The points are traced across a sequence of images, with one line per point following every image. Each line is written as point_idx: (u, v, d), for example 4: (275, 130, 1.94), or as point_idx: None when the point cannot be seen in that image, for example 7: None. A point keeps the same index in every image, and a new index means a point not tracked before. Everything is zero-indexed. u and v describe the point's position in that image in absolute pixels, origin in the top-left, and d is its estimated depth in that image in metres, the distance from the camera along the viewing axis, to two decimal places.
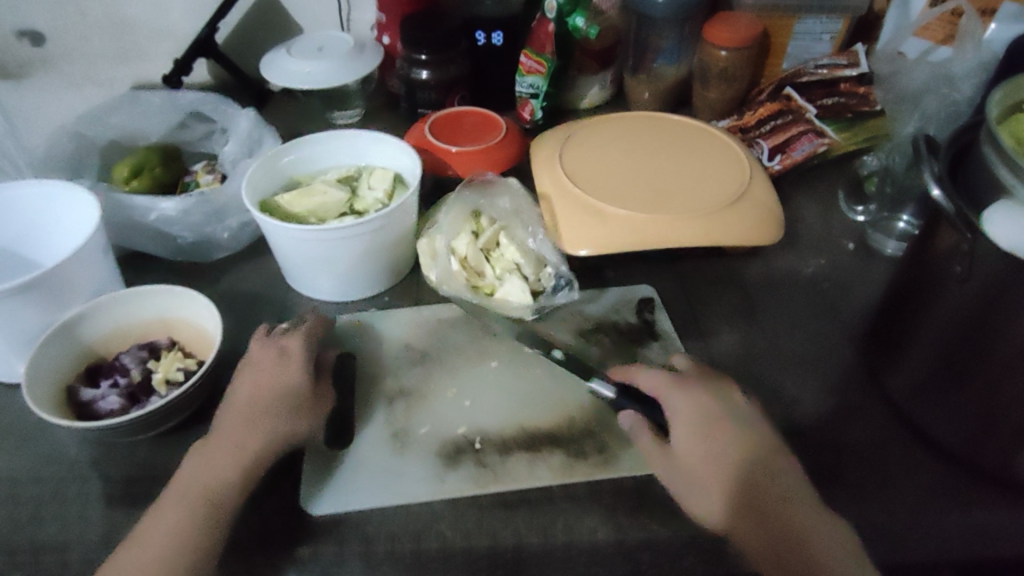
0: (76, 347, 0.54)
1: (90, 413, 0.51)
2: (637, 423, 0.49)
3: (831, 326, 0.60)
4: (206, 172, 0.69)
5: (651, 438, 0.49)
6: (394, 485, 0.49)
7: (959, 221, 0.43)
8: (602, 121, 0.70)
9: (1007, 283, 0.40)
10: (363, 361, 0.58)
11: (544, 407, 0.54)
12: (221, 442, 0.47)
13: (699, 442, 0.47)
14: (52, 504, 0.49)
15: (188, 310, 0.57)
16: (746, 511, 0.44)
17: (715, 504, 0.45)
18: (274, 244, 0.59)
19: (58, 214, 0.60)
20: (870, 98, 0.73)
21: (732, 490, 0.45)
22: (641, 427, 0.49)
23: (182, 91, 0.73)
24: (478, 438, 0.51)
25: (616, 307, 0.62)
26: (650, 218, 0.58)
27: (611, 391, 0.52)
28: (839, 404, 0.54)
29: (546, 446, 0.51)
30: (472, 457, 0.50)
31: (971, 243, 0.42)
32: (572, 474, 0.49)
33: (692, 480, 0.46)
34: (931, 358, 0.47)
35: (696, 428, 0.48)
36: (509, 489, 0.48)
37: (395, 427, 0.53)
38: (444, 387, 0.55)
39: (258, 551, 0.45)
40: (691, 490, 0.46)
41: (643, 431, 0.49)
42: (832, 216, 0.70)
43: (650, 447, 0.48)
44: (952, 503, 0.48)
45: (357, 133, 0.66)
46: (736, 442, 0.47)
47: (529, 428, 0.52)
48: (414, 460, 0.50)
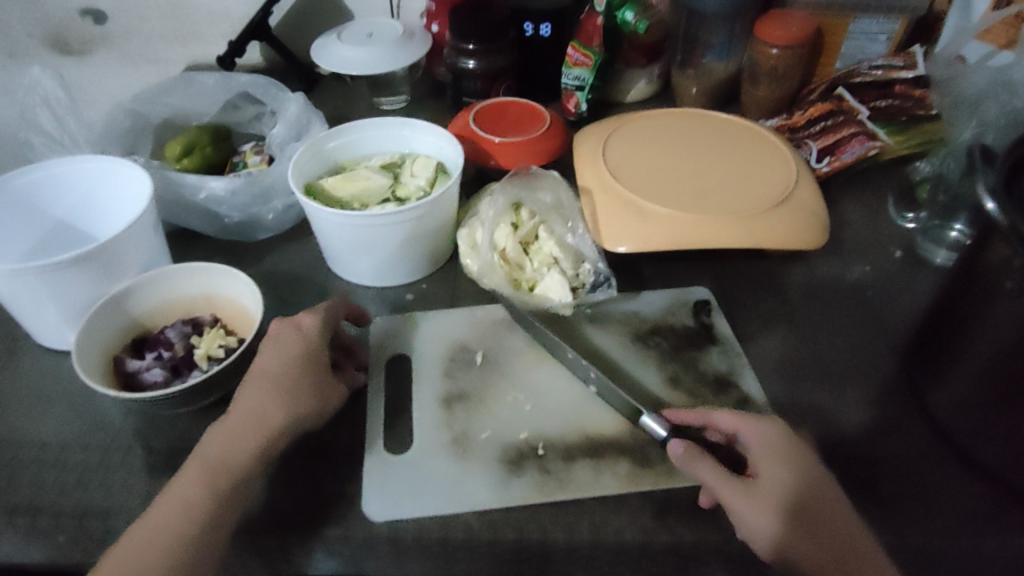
0: (124, 319, 0.56)
1: (134, 383, 0.53)
2: (696, 451, 0.45)
3: (875, 337, 0.59)
4: (255, 152, 0.71)
5: (713, 464, 0.45)
6: (455, 488, 0.49)
7: (1015, 236, 0.41)
8: (647, 117, 0.69)
9: None
10: (423, 362, 0.57)
11: (601, 412, 0.53)
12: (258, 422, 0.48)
13: (772, 470, 0.45)
14: (98, 470, 0.51)
15: (231, 288, 0.59)
16: (803, 526, 0.42)
17: (781, 533, 0.42)
18: (317, 227, 0.60)
19: (113, 191, 0.62)
20: (925, 101, 0.70)
21: (792, 515, 0.43)
22: (701, 454, 0.45)
23: (235, 73, 0.74)
24: (541, 444, 0.51)
25: (670, 309, 0.61)
26: (695, 220, 0.58)
27: (661, 428, 0.48)
28: (879, 418, 0.53)
29: (610, 454, 0.51)
30: (535, 464, 0.50)
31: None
32: (638, 483, 0.49)
33: (766, 509, 0.43)
34: (976, 377, 0.46)
35: (768, 456, 0.45)
36: (576, 498, 0.48)
37: (450, 428, 0.53)
38: (505, 391, 0.55)
39: (291, 529, 0.47)
40: (760, 517, 0.43)
41: (702, 459, 0.45)
42: (880, 221, 0.69)
43: (713, 475, 0.44)
44: (992, 526, 0.46)
45: (401, 120, 0.66)
46: (807, 469, 0.45)
47: (591, 435, 0.52)
48: (476, 467, 0.50)
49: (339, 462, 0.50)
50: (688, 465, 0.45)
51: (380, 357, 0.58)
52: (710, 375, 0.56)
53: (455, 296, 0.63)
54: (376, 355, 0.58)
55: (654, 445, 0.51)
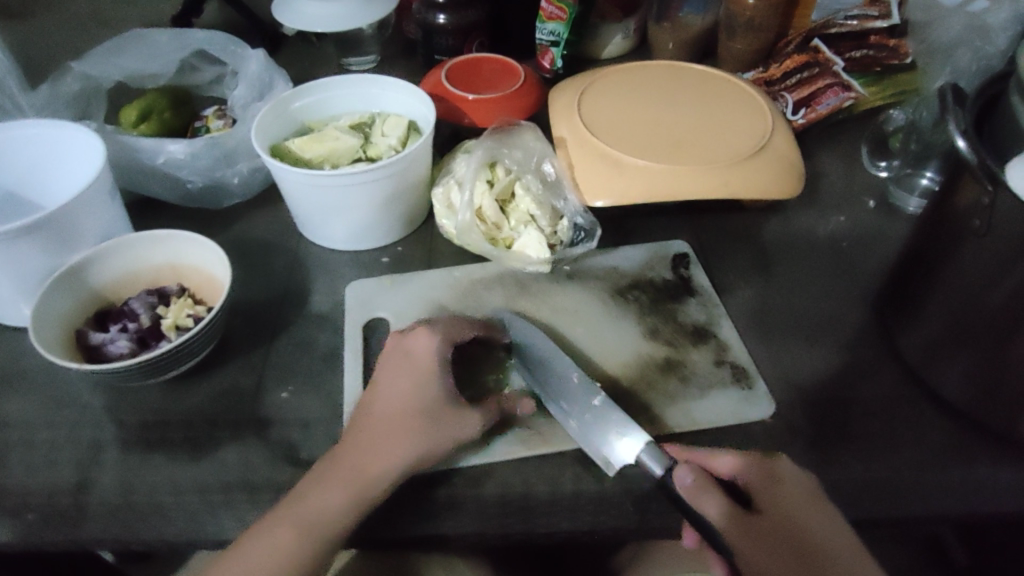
0: (83, 291, 0.54)
1: (98, 356, 0.51)
2: (703, 481, 0.40)
3: (848, 285, 0.59)
4: (217, 117, 0.69)
5: (719, 496, 0.40)
6: None
7: (982, 174, 0.41)
8: (619, 71, 0.68)
9: None
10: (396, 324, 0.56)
11: (585, 365, 0.53)
12: (314, 503, 0.41)
13: (780, 506, 0.40)
14: (65, 447, 0.49)
15: (197, 254, 0.56)
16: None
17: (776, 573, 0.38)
18: (285, 190, 0.58)
19: (64, 156, 0.58)
20: (900, 51, 0.70)
21: (786, 556, 0.38)
22: (710, 485, 0.40)
23: (189, 30, 0.71)
24: (523, 402, 0.50)
25: (649, 262, 0.61)
26: (668, 170, 0.57)
27: (659, 466, 0.43)
28: (852, 362, 0.53)
29: None
30: (515, 419, 0.49)
31: (993, 196, 0.41)
32: None
33: (768, 551, 0.38)
34: (946, 316, 0.46)
35: (771, 489, 0.41)
36: (559, 451, 0.48)
37: None
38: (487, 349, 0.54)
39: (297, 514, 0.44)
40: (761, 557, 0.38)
41: (707, 491, 0.40)
42: (855, 172, 0.69)
43: (718, 509, 0.40)
44: (958, 461, 0.47)
45: (371, 78, 0.64)
46: (807, 501, 0.40)
47: None
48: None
49: (320, 431, 0.49)
50: (694, 498, 0.40)
51: (353, 323, 0.56)
52: (691, 325, 0.55)
53: (429, 257, 0.62)
54: (348, 320, 0.57)
55: (634, 395, 0.50)
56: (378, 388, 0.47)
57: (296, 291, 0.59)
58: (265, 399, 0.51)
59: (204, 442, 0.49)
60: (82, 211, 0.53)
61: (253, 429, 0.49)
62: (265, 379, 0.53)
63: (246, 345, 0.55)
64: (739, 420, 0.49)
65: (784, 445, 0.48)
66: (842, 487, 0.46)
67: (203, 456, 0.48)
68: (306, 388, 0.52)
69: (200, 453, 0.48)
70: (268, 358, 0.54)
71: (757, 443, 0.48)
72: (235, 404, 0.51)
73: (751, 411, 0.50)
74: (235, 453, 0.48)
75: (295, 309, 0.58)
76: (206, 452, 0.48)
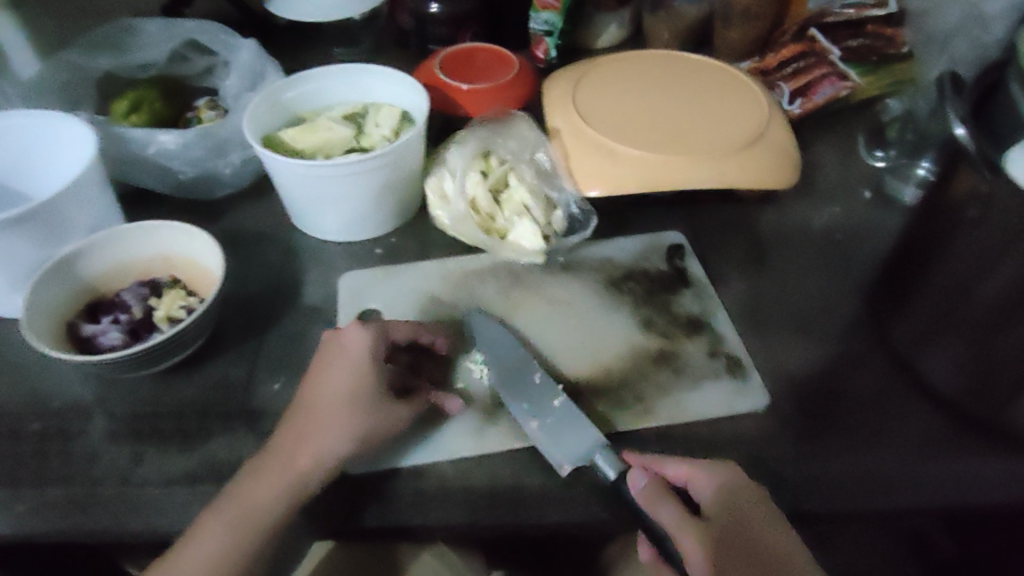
0: (75, 282, 0.53)
1: (91, 348, 0.51)
2: (657, 488, 0.42)
3: (842, 275, 0.59)
4: (208, 108, 0.68)
5: (670, 502, 0.42)
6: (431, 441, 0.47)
7: (979, 162, 0.40)
8: (613, 60, 0.67)
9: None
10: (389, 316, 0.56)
11: (579, 356, 0.53)
12: (246, 502, 0.42)
13: (726, 514, 0.41)
14: (57, 439, 0.48)
15: (188, 245, 0.56)
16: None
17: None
18: (276, 181, 0.57)
19: (55, 146, 0.58)
20: (896, 40, 0.69)
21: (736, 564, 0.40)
22: (661, 492, 0.42)
23: (180, 20, 0.70)
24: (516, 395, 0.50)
25: (644, 253, 0.60)
26: (662, 160, 0.56)
27: (612, 471, 0.44)
28: (843, 352, 0.53)
29: (584, 398, 0.50)
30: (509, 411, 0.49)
31: (990, 185, 0.40)
32: (612, 424, 0.48)
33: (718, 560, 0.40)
34: (939, 306, 0.46)
35: (720, 496, 0.41)
36: None
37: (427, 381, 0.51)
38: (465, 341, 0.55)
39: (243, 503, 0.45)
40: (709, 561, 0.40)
41: (661, 500, 0.42)
42: (851, 162, 0.69)
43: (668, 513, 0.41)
44: (947, 451, 0.47)
45: (364, 67, 0.63)
46: (757, 507, 0.41)
47: (564, 379, 0.51)
48: (452, 421, 0.48)
49: None
50: (649, 503, 0.42)
51: (346, 314, 0.56)
52: (684, 316, 0.55)
53: (423, 248, 0.62)
54: (341, 312, 0.56)
55: (628, 387, 0.50)
56: (311, 381, 0.46)
57: (289, 283, 0.59)
58: (256, 391, 0.51)
59: (195, 434, 0.48)
60: (73, 201, 0.52)
61: (244, 421, 0.49)
62: (257, 371, 0.52)
63: (238, 336, 0.55)
64: (731, 412, 0.49)
65: (777, 436, 0.48)
66: (833, 476, 0.46)
67: (194, 448, 0.48)
68: (298, 379, 0.52)
69: (191, 445, 0.48)
70: (261, 350, 0.54)
71: (751, 434, 0.48)
72: (227, 396, 0.51)
73: (744, 404, 0.49)
74: (226, 445, 0.48)
75: (287, 300, 0.58)
76: (197, 443, 0.48)
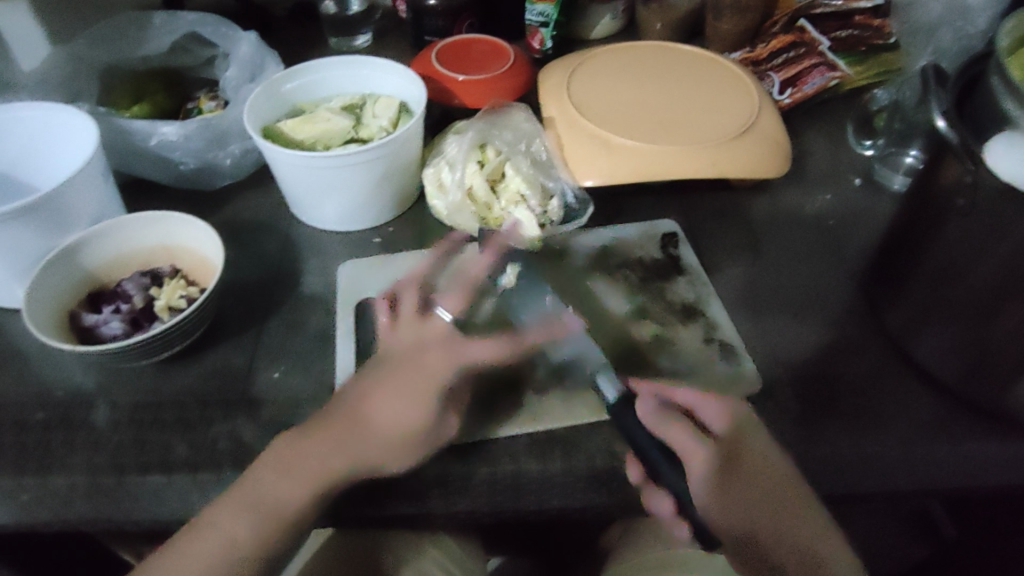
0: (77, 273, 0.54)
1: (92, 338, 0.52)
2: (664, 415, 0.47)
3: (835, 262, 0.60)
4: (209, 98, 0.70)
5: (679, 428, 0.46)
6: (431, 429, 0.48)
7: (963, 153, 0.42)
8: (608, 51, 0.68)
9: (1009, 210, 0.40)
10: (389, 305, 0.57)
11: None
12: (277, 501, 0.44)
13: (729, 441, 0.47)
14: (59, 428, 0.49)
15: (190, 237, 0.57)
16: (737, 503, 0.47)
17: (718, 503, 0.47)
18: (278, 172, 0.58)
19: (56, 138, 0.59)
20: (884, 30, 0.71)
21: (735, 487, 0.47)
22: (668, 418, 0.47)
23: (179, 12, 0.71)
24: (511, 380, 0.51)
25: (640, 241, 0.61)
26: (658, 150, 0.57)
27: (613, 388, 0.47)
28: (839, 338, 0.54)
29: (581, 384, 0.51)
30: (506, 396, 0.50)
31: (973, 176, 0.42)
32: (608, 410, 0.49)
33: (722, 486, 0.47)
34: (932, 292, 0.47)
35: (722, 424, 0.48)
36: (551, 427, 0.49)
37: None
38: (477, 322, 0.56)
39: None
40: (706, 488, 0.47)
41: (669, 422, 0.46)
42: (840, 151, 0.70)
43: (678, 437, 0.46)
44: (940, 434, 0.48)
45: (362, 59, 0.65)
46: (756, 436, 0.47)
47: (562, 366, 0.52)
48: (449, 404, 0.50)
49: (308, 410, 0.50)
50: (656, 426, 0.46)
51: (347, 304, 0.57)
52: (678, 303, 0.57)
53: (420, 238, 0.63)
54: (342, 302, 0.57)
55: (623, 373, 0.52)
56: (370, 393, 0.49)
57: (288, 273, 0.60)
58: (257, 379, 0.52)
59: (197, 422, 0.50)
60: (73, 192, 0.53)
61: (245, 408, 0.50)
62: (258, 359, 0.53)
63: (238, 326, 0.56)
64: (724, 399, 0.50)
65: (772, 421, 0.49)
66: (833, 459, 0.47)
67: (196, 436, 0.49)
68: (298, 367, 0.53)
69: (193, 433, 0.49)
70: (261, 339, 0.55)
71: None
72: (228, 384, 0.52)
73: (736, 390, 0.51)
74: (227, 433, 0.49)
75: (287, 290, 0.59)
76: (198, 432, 0.49)
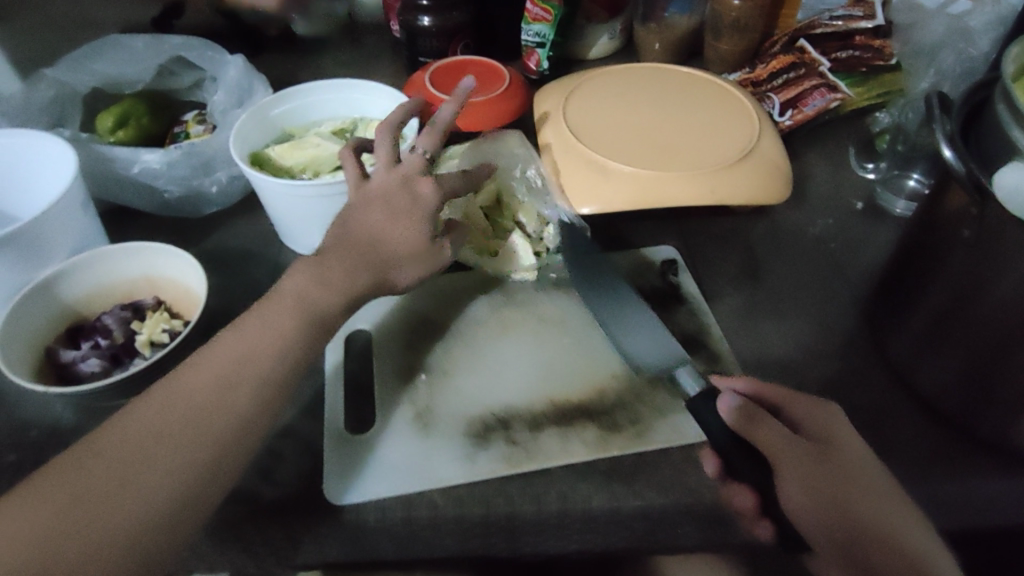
0: (54, 308, 0.53)
1: (69, 375, 0.50)
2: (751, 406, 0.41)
3: (839, 288, 0.58)
4: (196, 122, 0.68)
5: (772, 423, 0.40)
6: (423, 469, 0.47)
7: (971, 184, 0.41)
8: (604, 74, 0.67)
9: (1012, 242, 0.39)
10: (380, 345, 0.55)
11: (575, 377, 0.52)
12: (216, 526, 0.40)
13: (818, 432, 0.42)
14: (33, 469, 0.48)
15: (173, 268, 0.55)
16: (828, 494, 0.40)
17: (805, 493, 0.39)
18: (265, 200, 0.57)
19: (35, 166, 0.57)
20: (884, 51, 0.70)
21: (832, 479, 0.40)
22: (753, 409, 0.41)
23: (167, 35, 0.70)
24: (506, 417, 0.50)
25: (638, 269, 0.60)
26: (657, 176, 0.56)
27: (693, 382, 0.46)
28: (843, 369, 0.53)
29: (578, 420, 0.49)
30: (502, 435, 0.49)
31: (981, 207, 0.40)
32: (606, 448, 0.48)
33: (815, 475, 0.40)
34: (936, 322, 0.46)
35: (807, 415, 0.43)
36: (545, 467, 0.47)
37: (418, 407, 0.50)
38: (472, 359, 0.54)
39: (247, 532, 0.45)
40: (805, 478, 0.39)
41: (756, 415, 0.40)
42: (841, 173, 0.69)
43: (771, 435, 0.40)
44: (948, 472, 0.46)
45: (353, 82, 0.63)
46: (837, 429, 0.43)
47: (559, 402, 0.51)
48: (441, 442, 0.48)
49: (292, 448, 0.48)
50: (738, 421, 0.40)
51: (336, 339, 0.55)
52: (677, 334, 0.55)
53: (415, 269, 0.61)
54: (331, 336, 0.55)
55: (622, 409, 0.50)
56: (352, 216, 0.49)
57: None
58: None
59: None
60: (52, 224, 0.51)
61: None
62: None
63: None
64: None
65: None
66: None
67: None
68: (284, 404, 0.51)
69: None
70: None
71: None
72: None
73: None
74: None
75: None
76: None
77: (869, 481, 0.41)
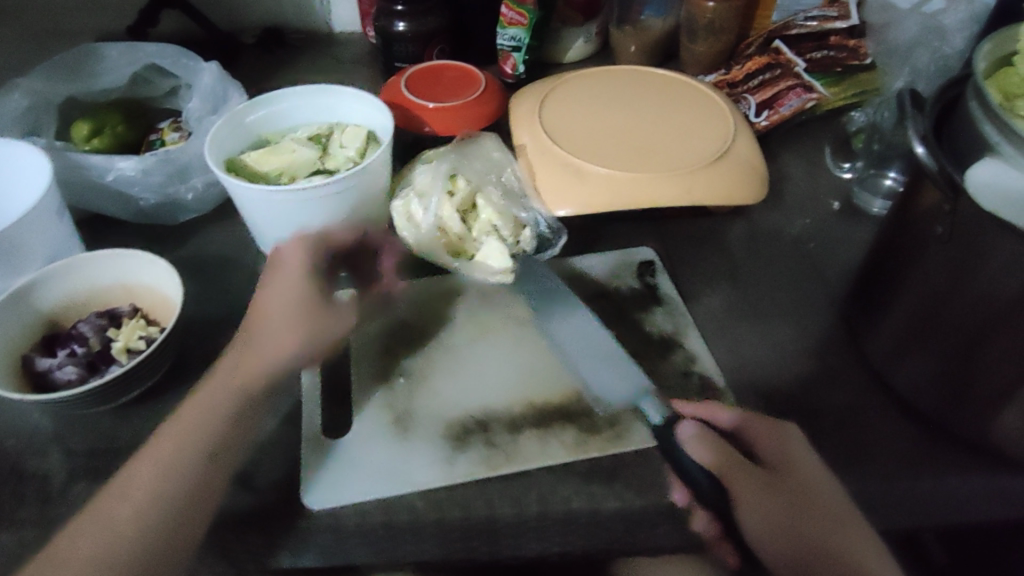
0: (29, 316, 0.52)
1: (46, 384, 0.49)
2: (705, 435, 0.44)
3: (816, 288, 0.59)
4: (172, 129, 0.67)
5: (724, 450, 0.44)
6: (401, 473, 0.46)
7: (943, 181, 0.41)
8: (580, 77, 0.67)
9: (982, 237, 0.39)
10: (357, 351, 0.54)
11: (553, 378, 0.52)
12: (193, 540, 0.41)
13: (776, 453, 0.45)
14: (8, 481, 0.47)
15: (150, 274, 0.55)
16: (785, 516, 0.42)
17: (762, 520, 0.42)
18: (241, 205, 0.56)
19: (10, 175, 0.57)
20: (859, 51, 0.70)
21: (789, 503, 0.43)
22: (706, 436, 0.44)
23: (142, 43, 0.70)
24: (484, 420, 0.50)
25: (616, 270, 0.60)
26: (633, 177, 0.56)
27: (657, 414, 0.47)
28: (820, 368, 0.53)
29: (557, 422, 0.49)
30: (480, 438, 0.48)
31: (954, 204, 0.40)
32: (583, 449, 0.48)
33: (769, 500, 0.42)
34: (910, 319, 0.46)
35: (768, 435, 0.46)
36: (524, 469, 0.47)
37: (396, 411, 0.50)
38: (450, 362, 0.54)
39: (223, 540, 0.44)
40: (760, 505, 0.42)
41: (708, 441, 0.44)
42: (818, 173, 0.69)
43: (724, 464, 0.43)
44: (925, 468, 0.47)
45: (328, 88, 0.63)
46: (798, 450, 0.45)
47: (538, 404, 0.51)
48: (420, 446, 0.48)
49: (270, 455, 0.48)
50: (693, 448, 0.44)
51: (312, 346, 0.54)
52: (654, 335, 0.55)
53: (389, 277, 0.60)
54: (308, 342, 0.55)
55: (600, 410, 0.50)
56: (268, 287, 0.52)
57: None
58: None
59: None
60: (26, 232, 0.51)
61: None
62: None
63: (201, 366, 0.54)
64: None
65: None
66: None
67: None
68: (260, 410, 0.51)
69: None
70: None
71: None
72: None
73: None
74: None
75: None
76: None
77: (830, 503, 0.44)
